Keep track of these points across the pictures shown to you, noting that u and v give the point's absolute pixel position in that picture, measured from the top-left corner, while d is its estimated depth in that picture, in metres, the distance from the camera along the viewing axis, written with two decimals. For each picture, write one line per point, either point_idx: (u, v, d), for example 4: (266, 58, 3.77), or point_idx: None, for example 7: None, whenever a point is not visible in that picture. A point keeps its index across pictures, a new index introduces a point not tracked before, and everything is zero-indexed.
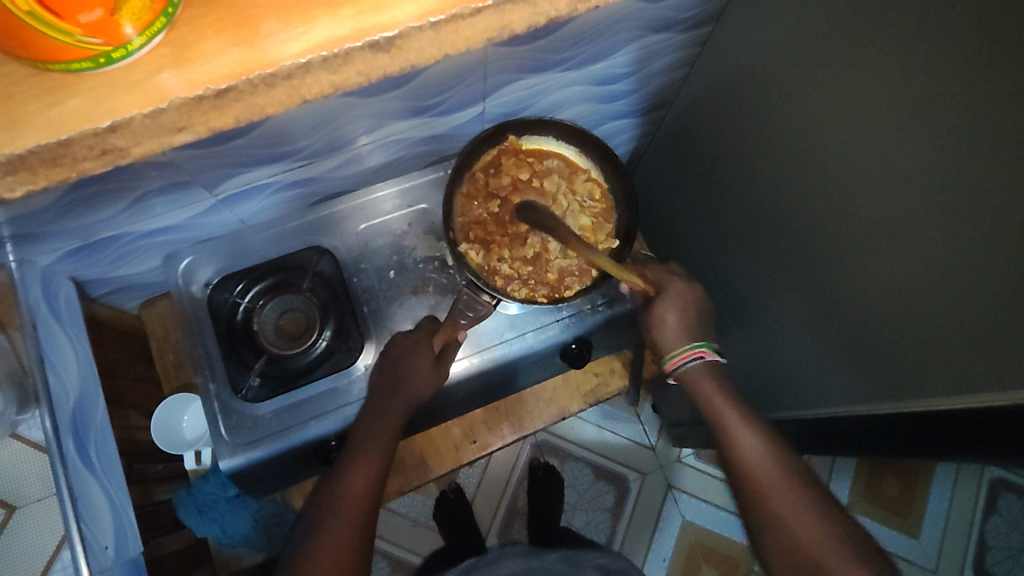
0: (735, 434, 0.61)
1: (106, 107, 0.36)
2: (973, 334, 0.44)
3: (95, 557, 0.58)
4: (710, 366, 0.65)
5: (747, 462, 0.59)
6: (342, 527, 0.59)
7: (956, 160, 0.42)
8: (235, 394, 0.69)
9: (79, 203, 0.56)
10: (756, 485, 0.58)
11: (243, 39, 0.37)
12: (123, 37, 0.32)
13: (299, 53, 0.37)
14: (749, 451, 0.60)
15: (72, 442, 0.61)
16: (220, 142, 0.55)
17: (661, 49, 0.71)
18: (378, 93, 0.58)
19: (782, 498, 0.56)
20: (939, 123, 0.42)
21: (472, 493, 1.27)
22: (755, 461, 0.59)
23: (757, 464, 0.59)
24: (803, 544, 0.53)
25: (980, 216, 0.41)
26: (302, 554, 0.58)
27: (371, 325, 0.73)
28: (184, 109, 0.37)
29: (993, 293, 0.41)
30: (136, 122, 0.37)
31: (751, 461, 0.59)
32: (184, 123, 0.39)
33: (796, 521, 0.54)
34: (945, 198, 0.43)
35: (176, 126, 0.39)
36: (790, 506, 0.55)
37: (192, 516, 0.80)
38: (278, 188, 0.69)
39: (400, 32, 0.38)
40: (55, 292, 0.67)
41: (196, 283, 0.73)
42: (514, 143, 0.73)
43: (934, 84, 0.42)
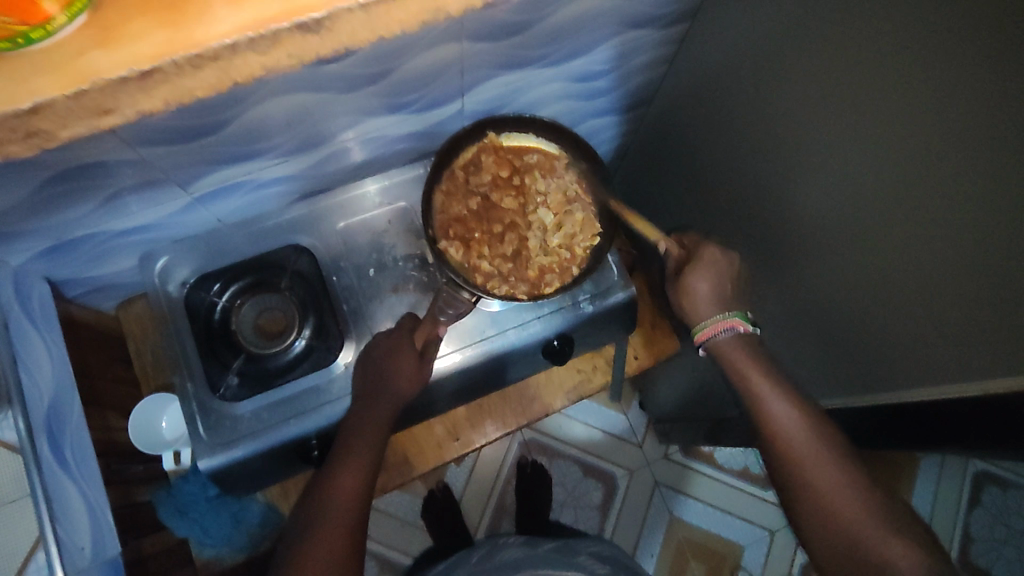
0: (772, 403, 0.58)
1: (29, 88, 0.37)
2: (948, 323, 0.44)
3: (70, 557, 0.58)
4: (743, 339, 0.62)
5: (782, 434, 0.57)
6: (333, 525, 0.60)
7: (921, 152, 0.42)
8: (213, 393, 0.68)
9: (48, 203, 0.56)
10: (790, 461, 0.56)
11: (169, 22, 0.38)
12: (46, 14, 0.34)
13: (227, 33, 0.38)
14: (786, 423, 0.57)
15: (47, 444, 0.61)
16: (192, 139, 0.54)
17: (640, 46, 0.71)
18: (354, 89, 0.57)
19: (822, 470, 0.55)
20: (908, 115, 0.43)
21: (460, 492, 1.27)
22: (792, 434, 0.57)
23: (793, 435, 0.56)
24: (838, 515, 0.53)
25: (946, 206, 0.42)
26: (297, 563, 0.58)
27: (351, 323, 0.72)
28: (109, 91, 0.38)
29: (964, 280, 0.42)
30: (60, 105, 0.38)
31: (789, 433, 0.57)
32: (113, 105, 0.40)
33: (837, 494, 0.53)
34: (916, 189, 0.44)
35: (104, 108, 0.40)
36: (828, 479, 0.54)
37: (172, 517, 0.81)
38: (256, 186, 0.69)
39: (329, 13, 0.40)
40: (28, 292, 0.66)
41: (173, 282, 0.72)
42: (494, 139, 0.73)
43: (900, 76, 0.43)
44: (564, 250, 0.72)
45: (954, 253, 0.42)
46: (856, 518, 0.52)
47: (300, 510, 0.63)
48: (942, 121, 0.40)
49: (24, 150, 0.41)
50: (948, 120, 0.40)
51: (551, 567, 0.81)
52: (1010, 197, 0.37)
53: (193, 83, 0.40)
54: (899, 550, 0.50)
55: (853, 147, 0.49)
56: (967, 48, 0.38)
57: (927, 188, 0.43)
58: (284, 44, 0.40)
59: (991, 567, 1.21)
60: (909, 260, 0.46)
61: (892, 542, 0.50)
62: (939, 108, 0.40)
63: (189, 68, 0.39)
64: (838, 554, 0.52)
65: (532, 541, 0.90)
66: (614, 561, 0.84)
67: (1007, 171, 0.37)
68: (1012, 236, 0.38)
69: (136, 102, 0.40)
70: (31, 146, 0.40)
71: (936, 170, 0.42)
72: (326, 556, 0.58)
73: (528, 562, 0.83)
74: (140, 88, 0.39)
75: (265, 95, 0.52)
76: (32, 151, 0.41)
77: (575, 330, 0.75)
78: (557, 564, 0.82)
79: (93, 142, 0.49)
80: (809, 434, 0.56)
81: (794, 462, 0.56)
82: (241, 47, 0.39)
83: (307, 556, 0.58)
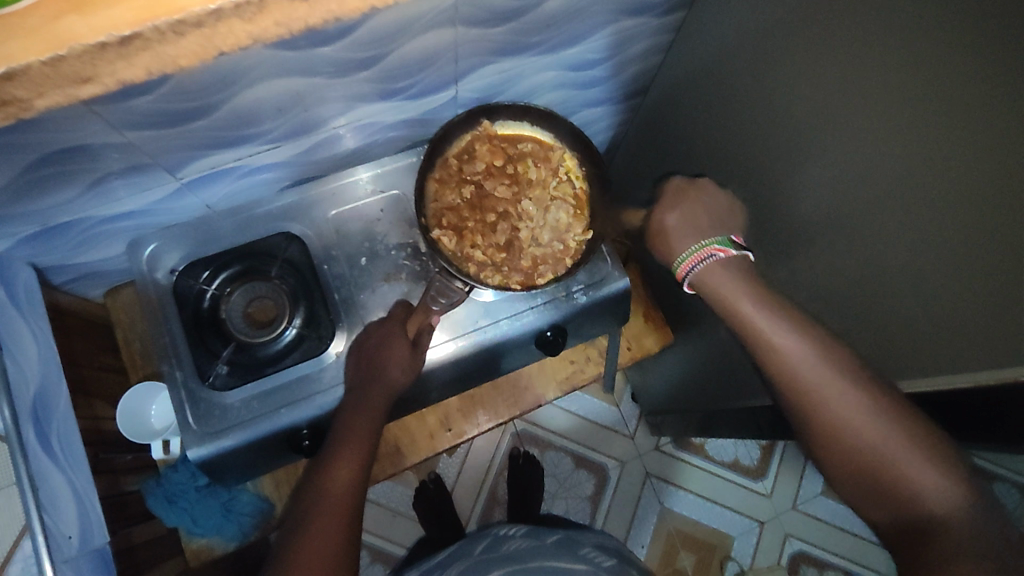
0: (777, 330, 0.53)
1: (2, 54, 0.36)
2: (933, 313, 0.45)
3: (58, 546, 0.57)
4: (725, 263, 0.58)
5: (790, 364, 0.52)
6: (329, 519, 0.59)
7: (913, 141, 0.42)
8: (202, 382, 0.67)
9: (34, 186, 0.55)
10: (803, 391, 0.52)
11: None
12: None
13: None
14: (794, 353, 0.52)
15: (33, 430, 0.60)
16: (179, 123, 0.53)
17: (637, 34, 0.70)
18: (346, 74, 0.57)
19: (836, 399, 0.50)
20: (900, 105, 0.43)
21: (452, 482, 1.27)
22: (800, 362, 0.51)
23: (802, 364, 0.51)
24: (872, 456, 0.48)
25: (935, 195, 0.42)
26: (291, 549, 0.57)
27: (342, 312, 0.71)
28: (86, 57, 0.37)
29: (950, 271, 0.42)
30: (35, 71, 0.37)
31: (798, 363, 0.52)
32: (92, 73, 0.38)
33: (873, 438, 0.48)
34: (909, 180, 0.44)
35: (83, 77, 0.38)
36: (856, 418, 0.49)
37: (161, 506, 0.79)
38: (247, 171, 0.68)
39: None
40: (14, 279, 0.65)
41: (162, 269, 0.71)
42: (488, 127, 0.73)
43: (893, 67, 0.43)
44: (557, 241, 0.72)
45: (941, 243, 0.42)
46: (880, 447, 0.48)
47: (296, 500, 0.62)
48: (938, 111, 0.40)
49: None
50: (943, 109, 0.40)
51: (560, 558, 0.80)
52: (1006, 185, 0.37)
53: (175, 51, 0.39)
54: (932, 478, 0.46)
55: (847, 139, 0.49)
56: (965, 36, 0.38)
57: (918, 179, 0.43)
58: (272, 10, 0.39)
59: None
60: (896, 251, 0.46)
61: (922, 470, 0.46)
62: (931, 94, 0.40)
63: (172, 34, 0.38)
64: (866, 485, 0.50)
65: (537, 531, 0.89)
66: (620, 557, 0.83)
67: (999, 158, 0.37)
68: (1002, 226, 0.38)
69: (115, 70, 0.39)
70: (7, 115, 0.39)
71: (923, 159, 0.42)
72: (322, 551, 0.56)
73: (533, 553, 0.81)
74: (120, 55, 0.38)
75: (256, 77, 0.51)
76: (7, 119, 0.40)
77: (568, 321, 0.75)
78: (565, 557, 0.81)
79: (75, 122, 0.48)
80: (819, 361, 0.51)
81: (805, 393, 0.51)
82: (225, 14, 0.38)
83: (302, 551, 0.56)
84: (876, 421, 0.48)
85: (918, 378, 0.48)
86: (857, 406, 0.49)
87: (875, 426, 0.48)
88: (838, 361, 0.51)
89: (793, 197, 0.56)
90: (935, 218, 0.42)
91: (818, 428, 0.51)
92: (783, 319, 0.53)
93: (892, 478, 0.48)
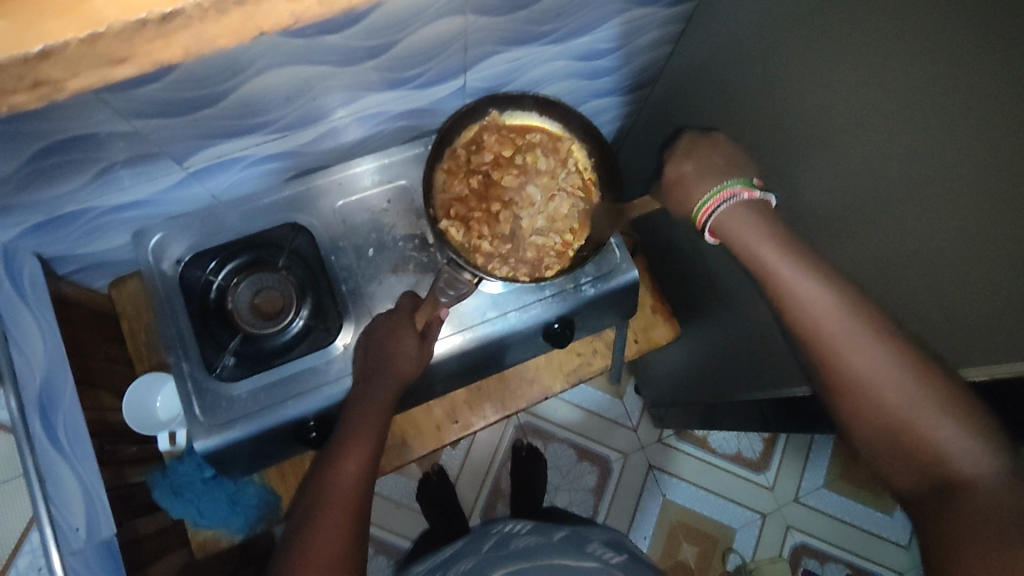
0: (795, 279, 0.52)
1: (39, 31, 0.35)
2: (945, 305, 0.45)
3: (65, 537, 0.57)
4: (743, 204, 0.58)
5: (808, 313, 0.51)
6: (336, 513, 0.58)
7: (920, 132, 0.42)
8: (209, 373, 0.67)
9: (41, 175, 0.54)
10: (823, 342, 0.50)
11: None
12: None
13: None
14: (813, 306, 0.51)
15: (39, 421, 0.60)
16: (187, 111, 0.53)
17: (646, 24, 0.70)
18: (353, 63, 0.56)
19: (856, 352, 0.49)
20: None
21: (455, 474, 1.27)
22: (817, 310, 0.51)
23: (821, 313, 0.50)
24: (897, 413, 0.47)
25: (944, 184, 0.41)
26: (298, 545, 0.56)
27: (349, 303, 0.71)
28: (125, 35, 0.37)
29: (959, 263, 0.41)
30: (72, 50, 0.36)
31: (815, 320, 0.51)
32: (127, 53, 0.38)
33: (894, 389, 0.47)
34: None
35: (118, 57, 0.38)
36: (881, 373, 0.48)
37: (167, 498, 0.78)
38: (253, 161, 0.67)
39: None
40: (19, 269, 0.65)
41: (168, 259, 0.71)
42: (496, 118, 0.72)
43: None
44: (563, 233, 0.72)
45: None
46: (902, 403, 0.47)
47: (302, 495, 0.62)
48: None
49: (29, 100, 0.39)
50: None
51: (568, 553, 0.79)
52: (1012, 174, 0.36)
53: (215, 30, 0.39)
54: (955, 436, 0.44)
55: None
56: (977, 27, 0.37)
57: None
58: None
59: None
60: (910, 242, 0.45)
61: (945, 427, 0.45)
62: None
63: (214, 12, 0.38)
64: (883, 442, 0.48)
65: (543, 529, 0.89)
66: (629, 555, 0.83)
67: (1010, 151, 0.36)
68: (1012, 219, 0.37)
69: (151, 51, 0.39)
70: (38, 95, 0.39)
71: (930, 149, 0.41)
72: (329, 546, 0.56)
73: (541, 549, 0.81)
74: (158, 34, 0.38)
75: (266, 64, 0.51)
76: (38, 100, 0.39)
77: (576, 313, 0.75)
78: (572, 553, 0.80)
79: (85, 110, 0.47)
80: (839, 310, 0.50)
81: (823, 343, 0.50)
82: None
83: (309, 546, 0.56)
84: (898, 375, 0.47)
85: None
86: (875, 359, 0.48)
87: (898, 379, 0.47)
88: (856, 322, 0.49)
89: (804, 188, 0.55)
90: (944, 210, 0.41)
91: (842, 388, 0.50)
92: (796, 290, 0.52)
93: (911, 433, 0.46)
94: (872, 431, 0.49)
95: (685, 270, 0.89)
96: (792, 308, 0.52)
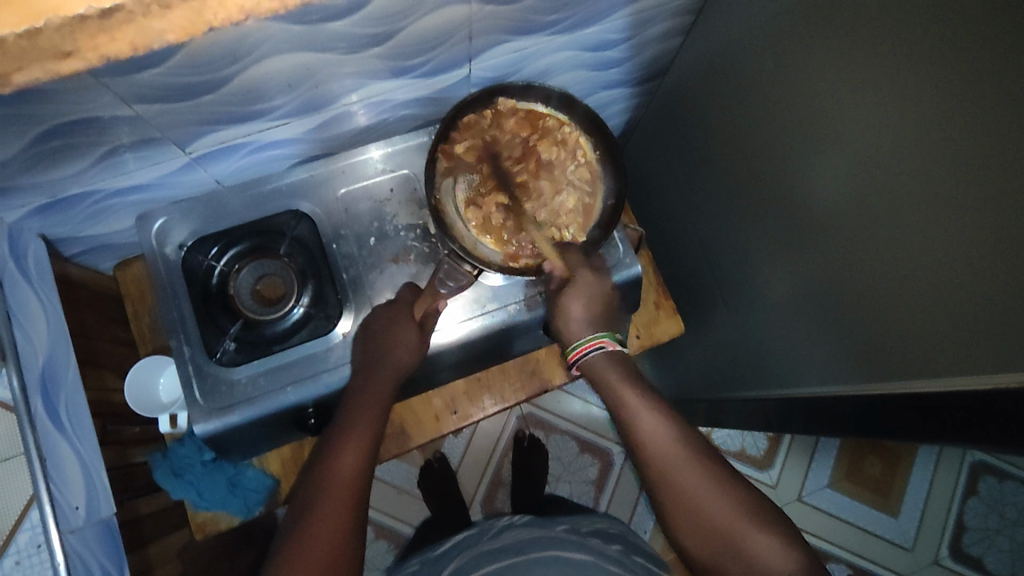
0: (637, 416, 0.60)
1: None
2: (950, 303, 0.45)
3: (63, 515, 0.58)
4: (611, 356, 0.66)
5: (653, 449, 0.58)
6: (338, 502, 0.57)
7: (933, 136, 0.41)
8: (209, 358, 0.67)
9: (44, 158, 0.54)
10: (661, 470, 0.58)
11: None
12: None
13: None
14: (648, 428, 0.59)
15: (41, 401, 0.60)
16: (189, 97, 0.53)
17: (658, 14, 0.69)
18: (358, 50, 0.55)
19: (686, 471, 0.57)
20: (957, 91, 0.41)
21: (457, 462, 1.27)
22: (659, 444, 0.58)
23: (659, 445, 0.58)
24: (718, 519, 0.54)
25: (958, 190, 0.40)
26: (295, 536, 0.55)
27: (350, 292, 0.71)
28: (65, 29, 0.36)
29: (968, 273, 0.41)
30: (10, 44, 0.36)
31: (653, 439, 0.59)
32: (72, 47, 0.38)
33: (710, 498, 0.55)
34: (952, 170, 0.42)
35: (63, 50, 0.38)
36: (699, 484, 0.56)
37: (168, 479, 0.78)
38: (256, 147, 0.67)
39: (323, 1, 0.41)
40: (24, 250, 0.65)
41: (170, 244, 0.71)
42: (505, 104, 0.70)
43: (948, 48, 0.41)
44: (564, 228, 0.71)
45: (974, 240, 0.42)
46: (730, 518, 0.54)
47: (300, 488, 0.60)
48: (1002, 95, 0.38)
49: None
50: (1007, 93, 0.38)
51: (564, 546, 0.78)
52: None
53: (163, 25, 0.39)
54: (768, 542, 0.52)
55: (887, 126, 0.47)
56: None
57: (967, 170, 0.41)
58: None
59: (983, 556, 1.23)
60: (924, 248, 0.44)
61: (760, 536, 0.53)
62: (984, 80, 0.39)
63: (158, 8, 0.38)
64: (710, 545, 0.54)
65: (541, 522, 0.89)
66: (617, 541, 0.84)
67: None
68: None
69: (97, 45, 0.38)
70: None
71: None
72: (329, 537, 0.54)
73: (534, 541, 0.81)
74: (101, 28, 0.37)
75: (266, 51, 0.50)
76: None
77: None
78: (563, 544, 0.79)
79: (87, 93, 0.47)
80: (671, 440, 0.58)
81: (662, 470, 0.57)
82: None
83: (311, 536, 0.54)
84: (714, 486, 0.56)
85: (935, 377, 0.47)
86: (703, 478, 0.56)
87: (713, 487, 0.56)
88: (682, 439, 0.59)
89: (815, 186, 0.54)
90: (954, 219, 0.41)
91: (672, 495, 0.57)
92: (642, 401, 0.61)
93: (736, 544, 0.53)
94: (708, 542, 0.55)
95: (691, 266, 0.88)
96: (632, 426, 0.60)
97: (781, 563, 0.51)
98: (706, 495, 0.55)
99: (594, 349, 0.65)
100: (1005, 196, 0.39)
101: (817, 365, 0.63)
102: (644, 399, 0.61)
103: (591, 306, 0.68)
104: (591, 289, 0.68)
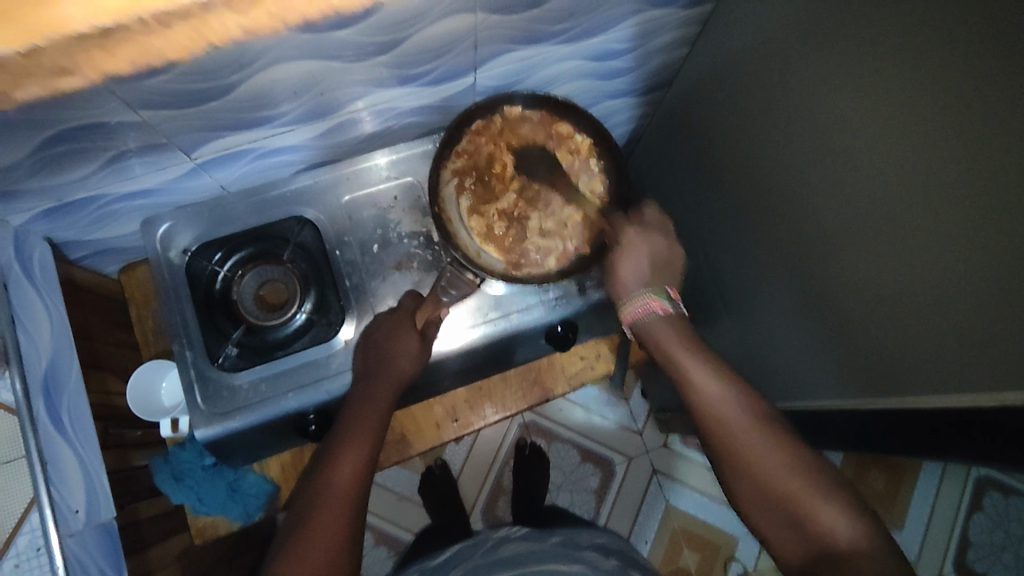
0: (706, 391, 0.60)
1: None
2: (954, 321, 0.45)
3: (63, 519, 0.58)
4: (665, 314, 0.65)
5: (718, 413, 0.59)
6: (329, 519, 0.56)
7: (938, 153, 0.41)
8: (212, 363, 0.67)
9: (50, 163, 0.55)
10: (725, 435, 0.58)
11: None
12: None
13: None
14: (710, 393, 0.60)
15: (43, 403, 0.61)
16: (194, 103, 0.53)
17: (662, 26, 0.69)
18: (363, 59, 0.56)
19: (749, 435, 0.57)
20: (963, 107, 0.41)
21: (458, 469, 1.27)
22: (722, 407, 0.59)
23: (727, 410, 0.59)
24: (779, 485, 0.54)
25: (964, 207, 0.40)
26: (290, 547, 0.54)
27: (353, 299, 0.71)
28: (70, 45, 0.37)
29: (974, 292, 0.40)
30: (18, 61, 0.36)
31: (718, 406, 0.59)
32: (77, 64, 0.38)
33: (773, 464, 0.55)
34: (956, 186, 0.42)
35: None
36: (763, 449, 0.56)
37: (167, 482, 0.78)
38: (261, 153, 0.67)
39: None
40: (29, 252, 0.65)
41: (175, 248, 0.72)
42: (512, 111, 0.70)
43: (954, 62, 0.41)
44: (568, 240, 0.71)
45: (980, 259, 0.42)
46: (793, 484, 0.54)
47: (296, 498, 0.60)
48: (1008, 110, 0.38)
49: None
50: (1013, 109, 0.38)
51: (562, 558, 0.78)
52: None
53: None
54: (833, 516, 0.52)
55: (893, 139, 0.47)
56: None
57: (972, 187, 0.41)
58: None
59: (988, 572, 1.22)
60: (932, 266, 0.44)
61: (825, 507, 0.52)
62: (989, 97, 0.39)
63: None
64: (775, 512, 0.55)
65: (537, 535, 0.89)
66: (618, 553, 0.83)
67: None
68: None
69: None
70: None
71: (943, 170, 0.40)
72: (324, 550, 0.54)
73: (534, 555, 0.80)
74: None
75: (272, 58, 0.51)
76: None
77: (579, 317, 0.75)
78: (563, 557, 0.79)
79: (93, 100, 0.48)
80: (744, 414, 0.58)
81: (724, 436, 0.58)
82: None
83: (300, 553, 0.53)
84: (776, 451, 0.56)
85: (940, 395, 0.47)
86: (766, 441, 0.56)
87: (774, 451, 0.56)
88: (745, 405, 0.59)
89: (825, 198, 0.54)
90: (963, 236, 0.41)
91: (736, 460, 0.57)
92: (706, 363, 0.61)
93: (805, 519, 0.53)
94: (777, 522, 0.55)
95: (694, 276, 0.88)
96: (694, 394, 0.61)
97: (848, 536, 0.50)
98: (767, 459, 0.56)
99: (642, 307, 0.65)
100: (1010, 214, 0.39)
101: (821, 378, 0.62)
102: (713, 370, 0.61)
103: (644, 266, 0.67)
104: (640, 251, 0.67)
